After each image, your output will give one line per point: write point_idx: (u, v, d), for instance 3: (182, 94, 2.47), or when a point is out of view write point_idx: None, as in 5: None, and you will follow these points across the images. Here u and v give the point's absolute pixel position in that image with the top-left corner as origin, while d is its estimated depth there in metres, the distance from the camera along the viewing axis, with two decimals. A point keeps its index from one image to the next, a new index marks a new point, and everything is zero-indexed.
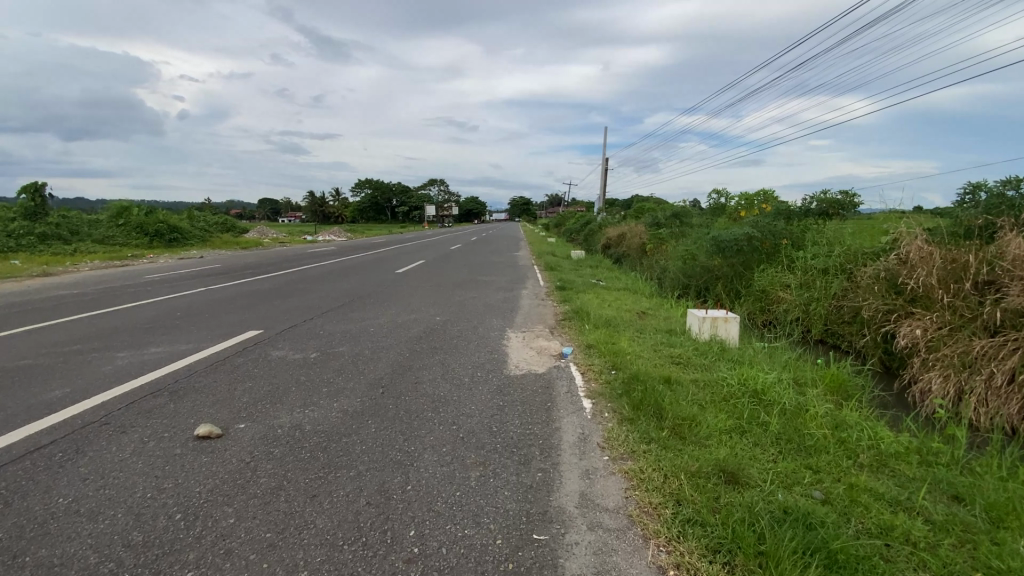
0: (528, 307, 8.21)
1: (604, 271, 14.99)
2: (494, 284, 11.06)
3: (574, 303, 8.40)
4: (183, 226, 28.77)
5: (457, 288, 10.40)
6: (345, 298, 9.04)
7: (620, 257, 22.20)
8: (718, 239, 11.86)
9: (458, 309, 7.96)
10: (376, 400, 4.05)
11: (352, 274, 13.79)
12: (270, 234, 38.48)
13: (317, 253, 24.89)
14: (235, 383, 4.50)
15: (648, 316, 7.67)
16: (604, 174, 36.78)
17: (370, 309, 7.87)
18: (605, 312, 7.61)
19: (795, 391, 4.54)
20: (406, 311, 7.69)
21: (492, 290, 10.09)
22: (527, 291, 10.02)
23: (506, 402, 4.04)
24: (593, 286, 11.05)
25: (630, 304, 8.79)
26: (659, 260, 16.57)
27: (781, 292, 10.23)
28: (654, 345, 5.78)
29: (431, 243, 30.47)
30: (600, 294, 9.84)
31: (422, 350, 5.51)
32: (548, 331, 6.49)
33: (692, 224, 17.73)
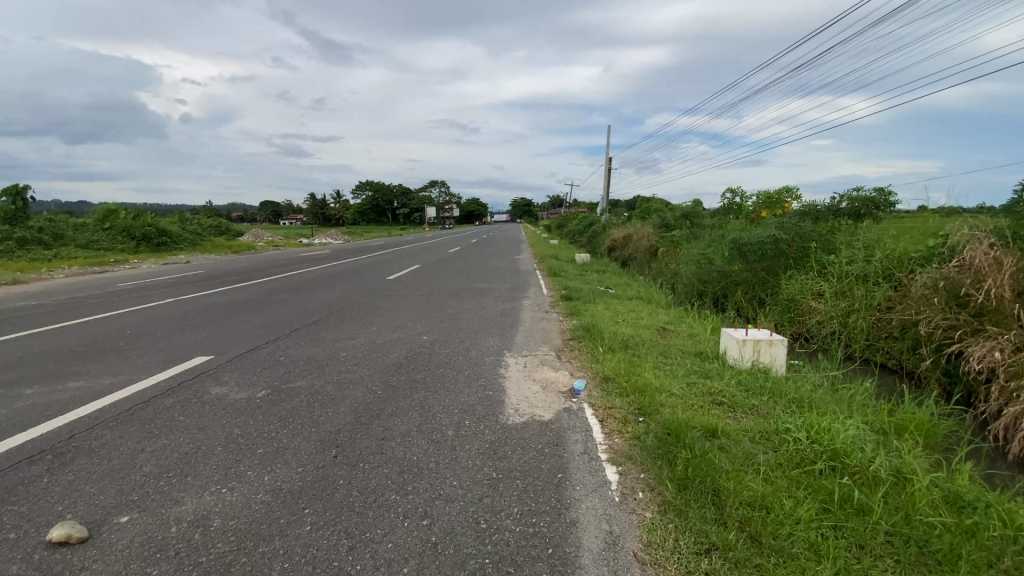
0: (529, 322, 7.11)
1: (612, 277, 13.89)
2: (493, 293, 9.96)
3: (582, 316, 7.30)
4: (173, 230, 27.76)
5: (451, 297, 9.32)
6: (322, 312, 7.96)
7: (626, 260, 21.12)
8: (739, 242, 10.75)
9: (448, 325, 6.88)
10: (324, 471, 2.97)
11: (339, 281, 12.72)
12: (265, 237, 37.48)
13: (310, 256, 23.83)
14: (145, 442, 3.45)
15: (670, 334, 6.55)
16: (607, 174, 35.57)
17: (346, 326, 6.79)
18: (619, 328, 6.51)
19: (883, 448, 3.45)
20: (387, 329, 6.62)
21: (489, 301, 8.99)
22: (529, 302, 8.92)
23: (501, 473, 2.95)
24: (602, 294, 9.97)
25: (646, 317, 7.69)
26: (670, 264, 15.47)
27: (813, 302, 9.12)
28: (687, 377, 4.67)
29: (429, 246, 29.47)
30: (610, 304, 8.75)
31: (397, 385, 4.42)
32: (555, 356, 5.39)
33: (705, 225, 16.63)
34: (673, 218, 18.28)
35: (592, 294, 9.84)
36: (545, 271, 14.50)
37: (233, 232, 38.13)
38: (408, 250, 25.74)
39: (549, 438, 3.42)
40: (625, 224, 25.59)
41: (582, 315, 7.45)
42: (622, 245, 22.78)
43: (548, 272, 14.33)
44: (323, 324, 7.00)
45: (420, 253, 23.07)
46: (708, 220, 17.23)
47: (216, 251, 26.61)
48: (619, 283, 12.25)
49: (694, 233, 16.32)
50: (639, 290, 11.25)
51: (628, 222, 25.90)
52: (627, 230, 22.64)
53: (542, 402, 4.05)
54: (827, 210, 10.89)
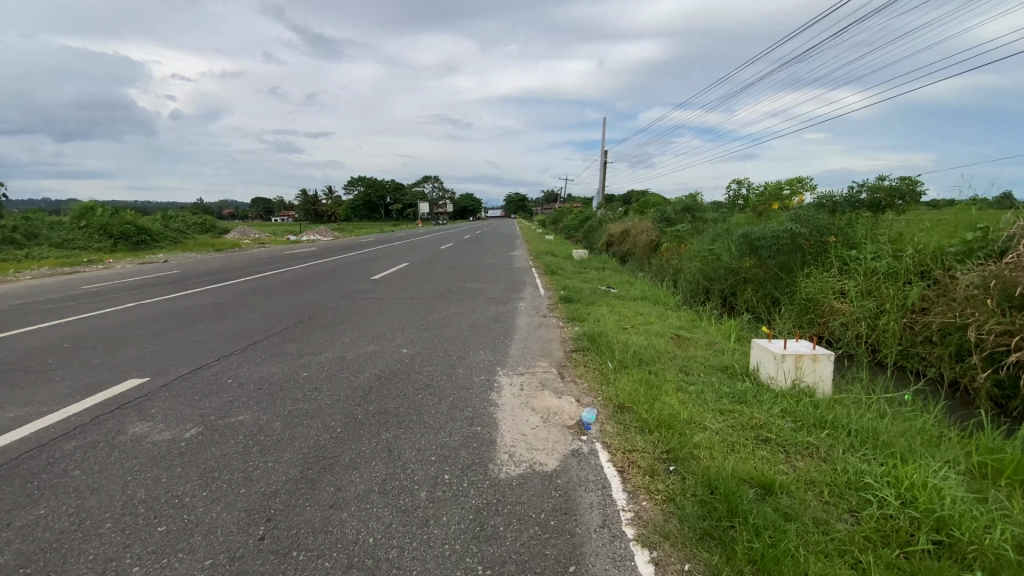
0: (525, 330, 6.25)
1: (612, 274, 13.04)
2: (484, 294, 9.07)
3: (585, 323, 6.44)
4: (153, 227, 26.61)
5: (438, 300, 8.44)
6: (291, 319, 7.06)
7: (625, 256, 20.33)
8: (751, 236, 9.91)
9: (432, 334, 6.01)
10: (240, 569, 2.10)
11: (319, 282, 11.78)
12: (252, 234, 36.39)
13: (296, 255, 22.78)
14: (12, 514, 2.57)
15: (687, 342, 5.70)
16: (603, 167, 34.61)
17: (315, 337, 5.91)
18: (628, 336, 5.66)
19: (994, 509, 2.62)
20: (361, 340, 5.74)
21: (480, 304, 8.10)
22: (523, 304, 8.04)
23: (489, 567, 2.10)
24: (603, 294, 9.10)
25: (655, 321, 6.83)
26: (672, 260, 14.67)
27: (835, 302, 8.31)
28: (719, 403, 3.84)
29: (420, 242, 28.56)
30: (614, 306, 7.89)
31: (362, 419, 3.55)
32: (556, 374, 4.53)
33: (708, 219, 15.85)
34: (673, 211, 17.40)
35: (593, 294, 8.96)
36: (542, 270, 13.63)
37: (219, 229, 36.96)
38: (398, 247, 24.74)
39: (553, 502, 2.56)
40: (622, 219, 24.67)
41: (584, 321, 6.58)
42: (620, 241, 21.86)
43: (545, 270, 13.45)
44: (289, 334, 6.11)
45: (410, 250, 22.09)
46: (711, 214, 16.36)
47: (198, 249, 25.48)
48: (621, 282, 11.41)
49: (697, 228, 15.45)
50: (643, 288, 10.40)
51: (625, 216, 25.00)
52: (625, 225, 21.73)
53: (542, 443, 3.19)
54: (845, 201, 10.04)
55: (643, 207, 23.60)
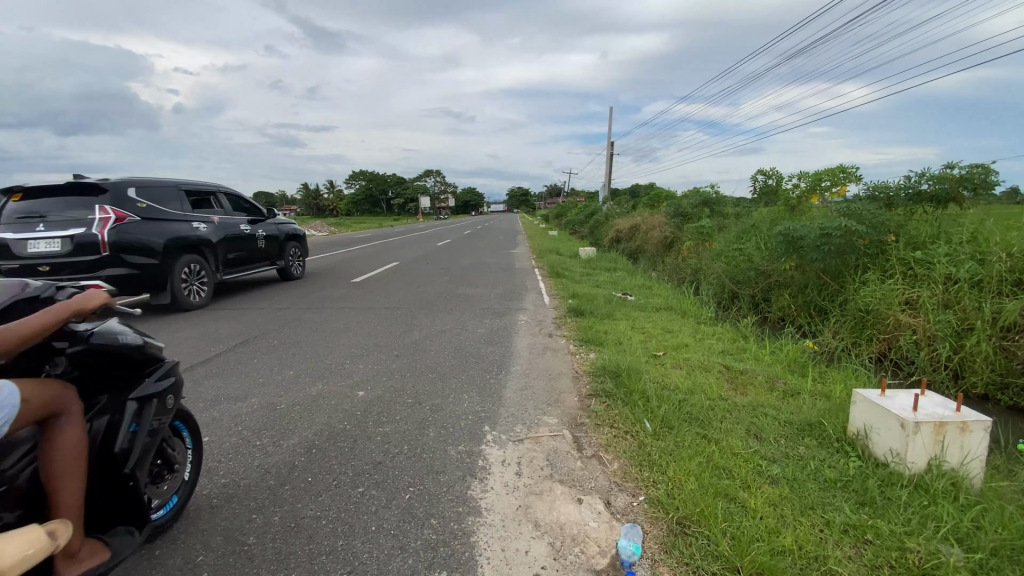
0: (524, 358, 4.81)
1: (626, 275, 11.55)
2: (479, 303, 7.60)
3: (602, 348, 4.99)
4: None
5: (422, 311, 6.99)
6: (235, 339, 5.65)
7: (634, 254, 18.88)
8: (792, 233, 8.42)
9: (402, 364, 4.57)
10: None
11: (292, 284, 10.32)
12: (244, 227, 34.99)
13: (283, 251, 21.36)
14: None
15: (741, 380, 4.26)
16: (609, 159, 32.94)
17: (248, 371, 4.50)
18: (663, 371, 4.21)
19: None
20: (309, 375, 4.33)
21: (471, 317, 6.62)
22: (524, 317, 6.57)
23: None
24: (619, 301, 7.64)
25: (692, 345, 5.36)
26: (691, 260, 13.22)
27: (902, 314, 6.83)
28: (835, 512, 2.42)
29: (417, 238, 27.13)
30: (636, 321, 6.42)
31: (255, 551, 2.15)
32: (570, 439, 3.10)
33: (729, 215, 14.39)
34: (690, 205, 15.82)
35: (607, 301, 7.49)
36: (546, 270, 12.16)
37: (210, 223, 35.52)
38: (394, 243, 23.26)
39: None
40: (632, 213, 23.11)
41: (600, 345, 5.13)
42: (630, 237, 20.29)
43: (549, 270, 11.99)
44: (221, 364, 4.73)
45: (405, 246, 20.57)
46: (733, 208, 14.77)
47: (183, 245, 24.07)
48: (637, 284, 9.95)
49: (719, 225, 13.90)
50: (664, 293, 8.96)
51: (634, 210, 23.44)
52: (635, 220, 20.19)
53: None
54: (903, 194, 8.46)
55: (655, 200, 21.98)
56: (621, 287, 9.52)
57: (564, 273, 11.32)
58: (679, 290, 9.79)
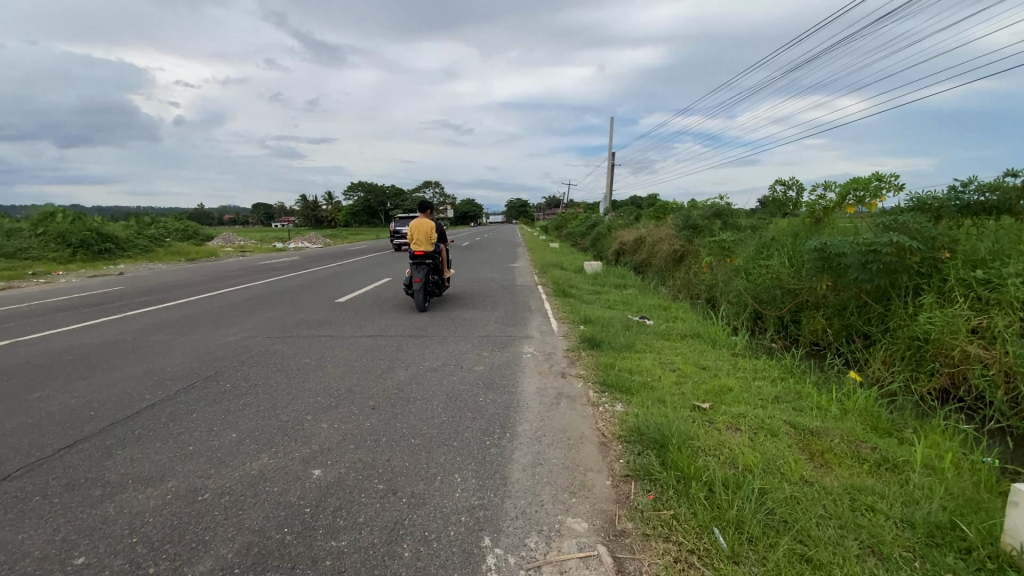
0: (534, 409, 3.81)
1: (638, 292, 10.56)
2: (477, 328, 6.58)
3: (630, 396, 4.00)
4: (121, 234, 24.18)
5: (411, 339, 5.99)
6: (180, 380, 4.63)
7: (641, 267, 17.92)
8: (830, 248, 7.47)
9: (377, 422, 3.56)
10: None
11: (273, 303, 9.33)
12: (237, 240, 34.03)
13: (273, 264, 20.39)
14: None
15: (817, 448, 3.27)
16: (610, 170, 32.11)
17: (180, 434, 3.49)
18: (718, 436, 3.23)
19: None
20: (256, 441, 3.33)
21: (467, 347, 5.61)
22: (530, 348, 5.57)
23: None
24: (639, 326, 6.66)
25: (738, 390, 4.37)
26: (706, 275, 12.24)
27: (970, 345, 5.87)
28: None
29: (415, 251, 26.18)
30: (663, 354, 5.41)
31: None
32: (609, 565, 2.11)
33: (744, 228, 13.46)
34: (701, 216, 14.85)
35: (626, 327, 6.50)
36: (550, 286, 11.16)
37: (202, 235, 34.49)
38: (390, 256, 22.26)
39: None
40: (636, 224, 22.16)
41: (627, 391, 4.13)
42: (636, 250, 19.30)
43: (554, 286, 10.99)
44: (149, 421, 3.72)
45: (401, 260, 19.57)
46: (749, 219, 13.81)
47: (169, 258, 23.00)
48: (654, 303, 8.97)
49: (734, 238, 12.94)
50: (686, 315, 8.00)
51: (639, 222, 22.50)
52: (641, 231, 19.22)
53: None
54: (953, 206, 7.49)
55: (660, 211, 21.05)
56: (636, 305, 8.52)
57: (570, 289, 10.32)
58: (700, 311, 8.80)
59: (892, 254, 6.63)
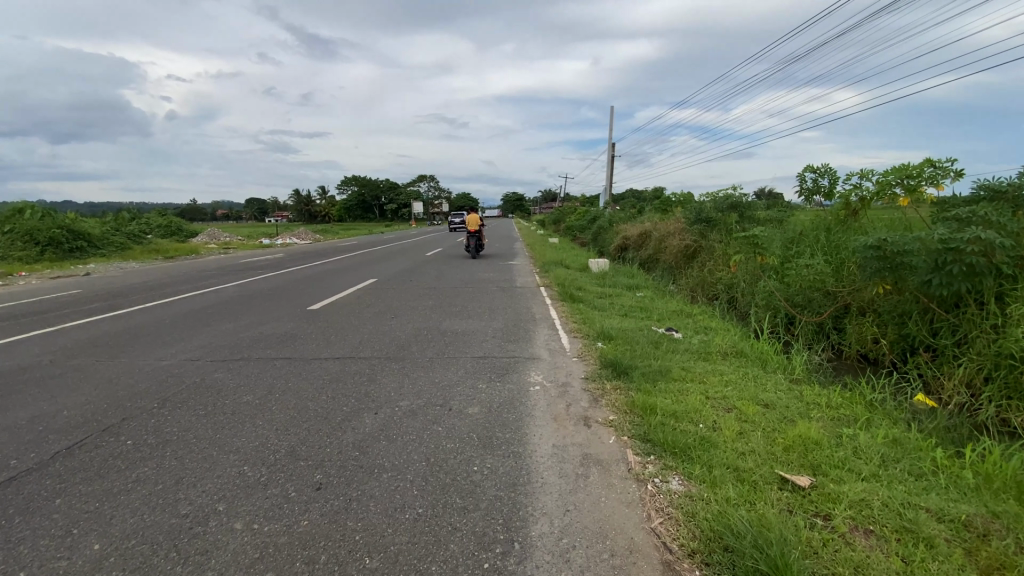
0: (551, 488, 2.62)
1: (653, 293, 9.39)
2: (471, 345, 5.37)
3: (686, 463, 2.82)
4: (95, 231, 22.75)
5: (390, 363, 4.78)
6: (68, 434, 3.43)
7: (648, 264, 16.73)
8: (890, 244, 6.28)
9: (318, 519, 2.36)
10: None
11: (237, 311, 8.10)
12: (223, 237, 32.56)
13: (256, 262, 19.07)
14: None
15: (996, 567, 2.11)
16: (611, 161, 30.67)
17: (17, 544, 2.30)
18: (846, 555, 2.06)
19: None
20: (122, 563, 2.14)
21: (458, 373, 4.40)
22: (539, 376, 4.36)
23: None
24: (668, 342, 5.45)
25: (828, 447, 3.19)
26: (726, 273, 11.07)
27: None
28: None
29: (407, 247, 24.93)
30: (708, 384, 4.23)
31: None
32: None
33: (764, 221, 12.28)
34: (715, 208, 13.58)
35: (653, 344, 5.29)
36: (554, 287, 9.92)
37: (185, 231, 33.01)
38: (379, 253, 20.91)
39: None
40: (640, 218, 20.83)
41: (680, 453, 2.95)
42: (642, 246, 17.99)
43: (558, 287, 9.77)
44: None
45: (391, 257, 18.28)
46: (770, 212, 12.54)
47: (145, 256, 21.58)
48: (677, 308, 7.78)
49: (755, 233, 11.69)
50: (718, 324, 6.83)
51: (643, 215, 21.17)
52: (647, 226, 17.93)
53: None
54: None
55: (666, 204, 19.71)
56: (658, 312, 7.32)
57: (577, 291, 9.10)
58: (730, 319, 7.62)
59: (975, 254, 5.46)
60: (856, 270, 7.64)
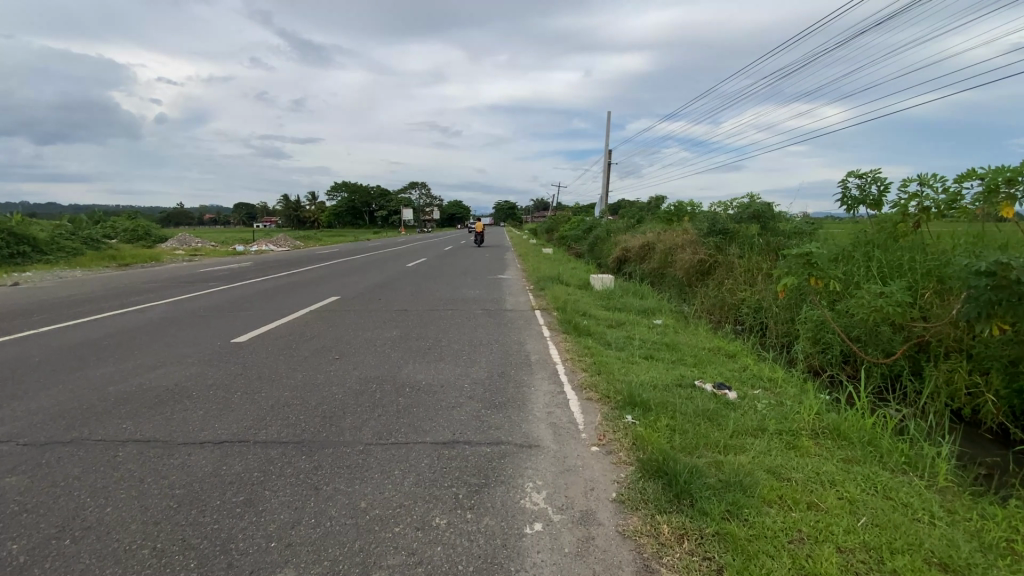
0: None
1: (672, 320, 7.67)
2: (435, 415, 3.54)
3: None
4: (43, 234, 20.45)
5: (299, 456, 2.97)
6: None
7: (652, 278, 15.06)
8: (1015, 267, 4.03)
9: None
10: None
11: (142, 340, 6.23)
12: (194, 242, 30.39)
13: (218, 270, 17.13)
14: None
15: None
16: (607, 169, 29.07)
17: None
18: None
19: None
20: None
21: (402, 488, 2.60)
22: (538, 494, 2.56)
23: None
24: (730, 412, 3.66)
25: None
26: (754, 295, 9.41)
27: None
28: None
29: (389, 255, 23.11)
30: (825, 514, 2.52)
31: None
32: None
33: (791, 234, 10.68)
34: (732, 219, 11.99)
35: (709, 417, 3.50)
36: (552, 304, 8.11)
37: (155, 236, 30.70)
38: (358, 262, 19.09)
39: None
40: (641, 229, 19.12)
41: None
42: (645, 259, 16.24)
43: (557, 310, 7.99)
44: None
45: (367, 268, 16.31)
46: (798, 224, 10.82)
47: (96, 262, 19.46)
48: (712, 346, 6.03)
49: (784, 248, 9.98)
50: (776, 373, 5.08)
51: (644, 226, 19.52)
52: (651, 237, 16.23)
53: None
54: None
55: (670, 214, 18.03)
56: (691, 351, 5.52)
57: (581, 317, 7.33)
58: (784, 364, 5.86)
59: None
60: (948, 300, 5.95)
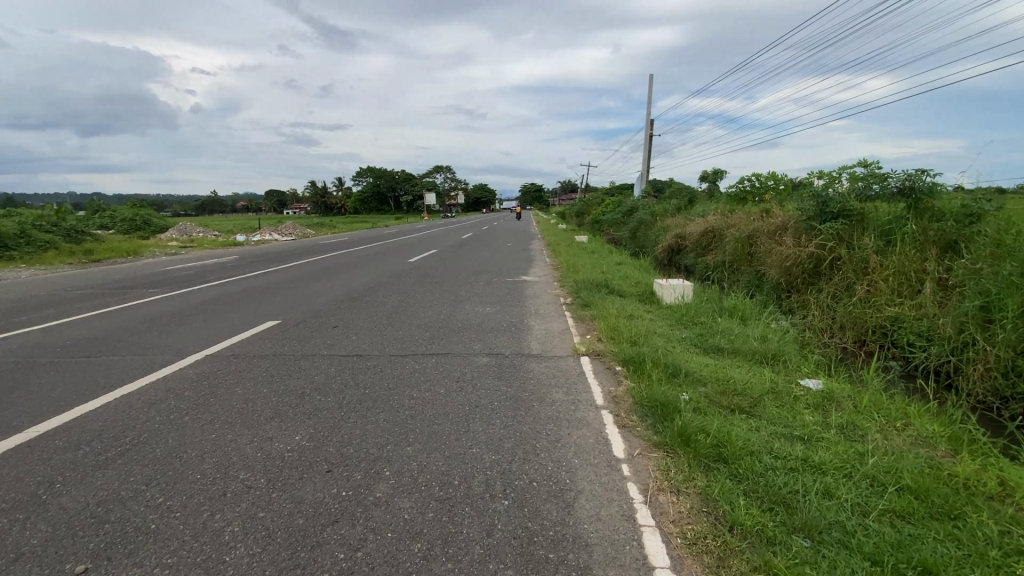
0: None
1: (826, 376, 4.28)
2: None
3: None
4: (10, 226, 18.09)
5: None
6: None
7: (722, 274, 11.46)
8: None
9: None
10: None
11: None
12: (193, 232, 28.06)
13: (189, 268, 14.38)
14: None
15: None
16: (650, 142, 25.00)
17: None
18: None
19: None
20: None
21: None
22: None
23: None
24: None
25: None
26: (937, 324, 5.92)
27: None
28: None
29: (398, 245, 20.03)
30: None
31: None
32: None
33: (966, 218, 6.96)
34: (856, 195, 8.30)
35: None
36: (611, 338, 4.75)
37: (155, 226, 28.37)
38: (357, 255, 16.06)
39: None
40: (699, 210, 15.40)
41: None
42: (710, 250, 12.65)
43: (613, 343, 4.68)
44: None
45: (362, 264, 13.21)
46: (971, 198, 7.01)
47: (62, 258, 17.01)
48: (1006, 486, 2.66)
49: (975, 250, 6.33)
50: None
51: (703, 207, 15.79)
52: (718, 221, 12.57)
53: None
54: None
55: (742, 193, 14.18)
56: (1007, 537, 2.16)
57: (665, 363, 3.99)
58: None
59: None
60: None
